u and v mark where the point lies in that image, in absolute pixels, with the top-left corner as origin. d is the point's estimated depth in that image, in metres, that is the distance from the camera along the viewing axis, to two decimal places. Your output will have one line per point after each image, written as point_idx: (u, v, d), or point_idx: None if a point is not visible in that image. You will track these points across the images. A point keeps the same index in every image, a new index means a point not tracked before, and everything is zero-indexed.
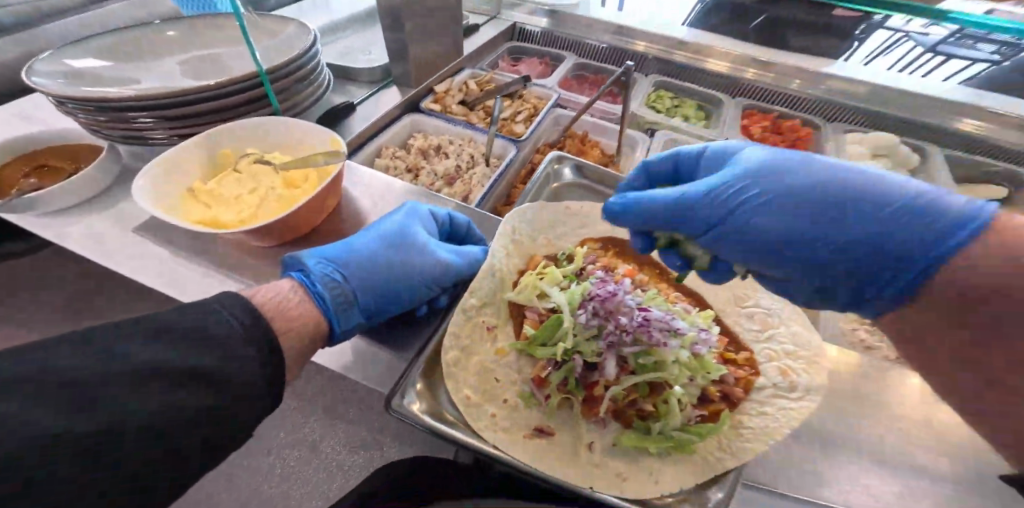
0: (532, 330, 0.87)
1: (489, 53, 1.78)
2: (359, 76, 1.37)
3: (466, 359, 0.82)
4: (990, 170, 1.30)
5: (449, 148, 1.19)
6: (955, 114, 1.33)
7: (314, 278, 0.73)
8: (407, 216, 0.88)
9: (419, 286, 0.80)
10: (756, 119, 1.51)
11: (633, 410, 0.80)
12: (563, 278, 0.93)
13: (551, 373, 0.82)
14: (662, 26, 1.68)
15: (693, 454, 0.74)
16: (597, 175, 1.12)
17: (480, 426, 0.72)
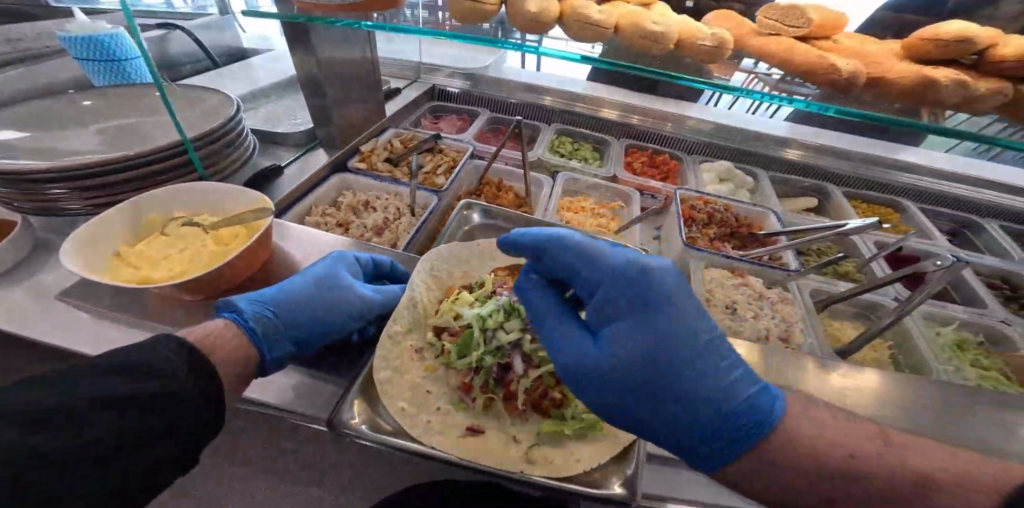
0: (453, 345, 0.99)
1: (411, 112, 1.96)
2: (284, 139, 1.47)
3: (399, 379, 0.90)
4: (803, 184, 1.81)
5: (376, 203, 1.32)
6: (781, 145, 1.76)
7: (246, 315, 0.78)
8: (335, 260, 0.99)
9: (346, 319, 0.91)
10: (637, 155, 1.83)
11: (547, 401, 0.94)
12: (475, 299, 1.07)
13: (473, 379, 0.95)
14: (563, 83, 2.01)
15: (601, 429, 0.88)
16: (503, 215, 1.29)
17: (418, 432, 0.80)
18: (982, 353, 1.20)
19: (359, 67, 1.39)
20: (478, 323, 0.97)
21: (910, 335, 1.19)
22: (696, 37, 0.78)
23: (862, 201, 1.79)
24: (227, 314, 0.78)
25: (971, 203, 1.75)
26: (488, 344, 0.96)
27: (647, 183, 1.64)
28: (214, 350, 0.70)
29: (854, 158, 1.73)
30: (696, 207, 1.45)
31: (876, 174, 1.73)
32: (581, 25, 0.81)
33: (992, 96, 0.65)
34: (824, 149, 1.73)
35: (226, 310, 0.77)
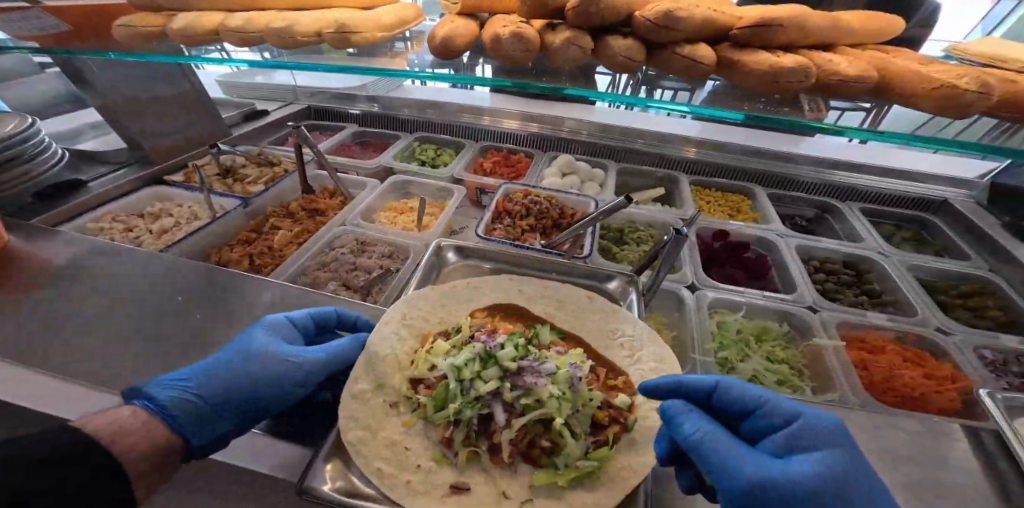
0: (428, 397, 0.70)
1: (284, 128, 1.98)
2: (108, 158, 1.49)
3: (373, 437, 0.65)
4: (672, 178, 1.79)
5: (175, 211, 1.34)
6: (681, 145, 1.78)
7: (161, 402, 0.58)
8: (260, 328, 0.72)
9: (291, 394, 0.66)
10: (492, 155, 1.85)
11: (536, 448, 0.66)
12: (452, 348, 0.76)
13: (454, 431, 0.67)
14: (429, 96, 2.08)
15: (601, 480, 0.63)
16: (480, 253, 1.03)
17: (399, 495, 0.58)
18: (780, 344, 1.14)
19: (181, 98, 1.50)
20: (453, 372, 0.68)
21: (686, 326, 1.11)
22: (324, 28, 0.87)
23: (718, 189, 1.77)
24: (139, 401, 0.58)
25: (832, 185, 1.66)
26: (466, 394, 0.67)
27: (485, 182, 1.61)
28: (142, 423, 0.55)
29: (729, 150, 1.75)
30: (513, 201, 1.43)
31: (746, 161, 1.74)
32: (232, 34, 0.89)
33: (565, 47, 0.71)
34: (716, 145, 1.76)
35: (134, 399, 0.57)
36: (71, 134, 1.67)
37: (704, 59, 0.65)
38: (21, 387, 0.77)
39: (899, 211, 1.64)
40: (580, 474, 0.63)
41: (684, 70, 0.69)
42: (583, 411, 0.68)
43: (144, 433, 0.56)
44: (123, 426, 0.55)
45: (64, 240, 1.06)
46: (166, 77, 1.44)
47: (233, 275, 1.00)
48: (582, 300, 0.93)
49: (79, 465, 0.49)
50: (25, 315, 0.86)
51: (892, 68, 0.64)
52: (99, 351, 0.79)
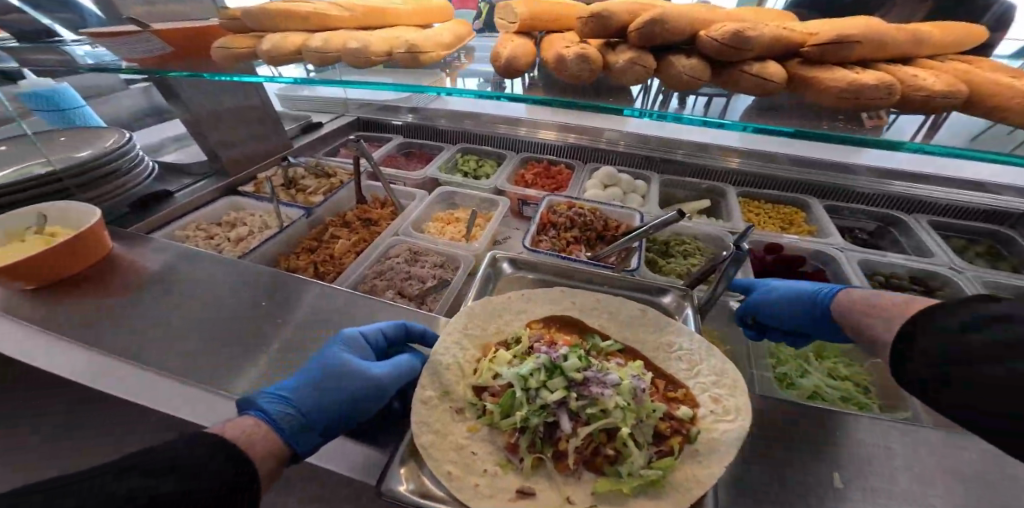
0: (494, 404, 0.74)
1: (336, 140, 2.11)
2: (189, 169, 1.65)
3: (442, 440, 0.69)
4: (717, 190, 1.79)
5: (248, 220, 1.46)
6: (724, 155, 1.72)
7: (273, 414, 0.64)
8: (339, 345, 0.77)
9: (375, 404, 0.72)
10: (534, 166, 1.90)
11: (600, 456, 0.69)
12: (514, 358, 0.79)
13: (519, 437, 0.70)
14: (471, 107, 2.15)
15: (665, 488, 0.66)
16: (533, 264, 1.06)
17: (468, 497, 0.61)
18: (842, 361, 1.11)
19: (251, 112, 1.63)
20: (519, 381, 0.71)
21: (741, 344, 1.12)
22: (396, 47, 0.94)
23: (768, 201, 1.75)
24: (254, 412, 0.64)
25: (894, 196, 1.58)
26: (532, 402, 0.70)
27: (528, 193, 1.64)
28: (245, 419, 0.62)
29: (779, 161, 1.68)
30: (557, 212, 1.46)
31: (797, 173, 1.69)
32: (312, 55, 0.97)
33: (629, 68, 0.72)
34: (765, 154, 1.68)
35: (249, 410, 0.63)
36: (155, 146, 1.85)
37: (774, 77, 0.66)
38: (135, 383, 0.87)
39: (969, 224, 1.55)
40: (645, 482, 0.66)
41: (753, 88, 0.69)
42: (647, 421, 0.71)
43: (267, 440, 0.62)
44: (248, 433, 0.61)
45: (157, 247, 1.18)
46: (239, 91, 1.57)
47: (298, 282, 1.06)
48: (635, 313, 0.95)
49: (209, 466, 0.53)
50: (135, 318, 0.97)
51: (980, 81, 0.62)
52: (197, 352, 0.89)
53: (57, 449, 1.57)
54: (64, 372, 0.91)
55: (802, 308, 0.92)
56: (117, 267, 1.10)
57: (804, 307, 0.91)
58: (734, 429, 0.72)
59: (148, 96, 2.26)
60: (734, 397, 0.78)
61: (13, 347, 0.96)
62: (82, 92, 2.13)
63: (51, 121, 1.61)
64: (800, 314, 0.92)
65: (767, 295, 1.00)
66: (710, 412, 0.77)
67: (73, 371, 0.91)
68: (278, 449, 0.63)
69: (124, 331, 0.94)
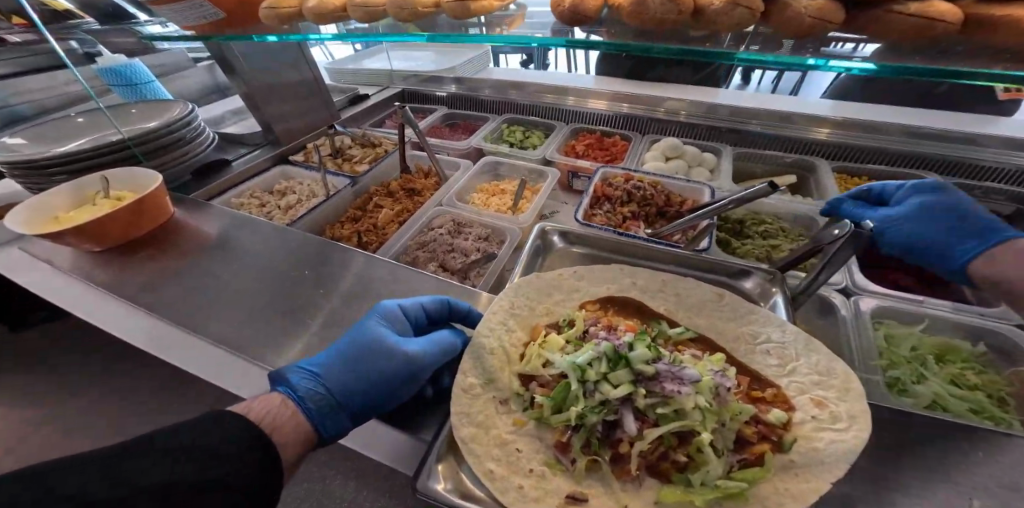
0: (544, 396, 0.65)
1: (381, 112, 2.07)
2: (245, 141, 1.69)
3: (484, 430, 0.62)
4: (804, 162, 1.53)
5: (296, 189, 1.46)
6: (814, 125, 1.49)
7: (301, 393, 0.62)
8: (373, 318, 0.72)
9: (407, 390, 0.66)
10: (585, 137, 1.74)
11: (666, 462, 0.58)
12: (567, 344, 0.70)
13: (572, 435, 0.61)
14: (518, 75, 2.01)
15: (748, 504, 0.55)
16: (588, 239, 0.95)
17: (512, 501, 0.53)
18: (971, 368, 0.90)
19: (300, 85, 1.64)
20: (574, 372, 0.62)
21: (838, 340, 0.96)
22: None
23: (871, 176, 1.48)
24: (282, 388, 0.62)
25: None
26: (588, 397, 0.60)
27: (579, 163, 1.49)
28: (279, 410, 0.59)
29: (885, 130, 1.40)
30: (614, 185, 1.32)
31: (907, 142, 1.41)
32: (363, 10, 0.90)
33: (729, 10, 0.60)
34: (868, 126, 1.43)
35: (278, 385, 0.61)
36: (217, 119, 1.93)
37: (953, 12, 0.52)
38: (189, 347, 0.87)
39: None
40: (722, 495, 0.54)
41: (909, 30, 0.55)
42: (729, 426, 0.59)
43: (294, 421, 0.60)
44: (276, 416, 0.59)
45: (214, 214, 1.21)
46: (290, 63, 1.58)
47: (342, 252, 1.03)
48: (709, 298, 0.82)
49: (243, 457, 0.51)
50: (193, 284, 0.98)
51: None
52: (249, 321, 0.88)
53: (138, 397, 1.72)
54: (122, 334, 0.92)
55: (942, 251, 0.92)
56: (179, 231, 1.14)
57: (944, 249, 0.91)
58: (843, 441, 0.59)
59: (211, 73, 2.36)
60: (846, 403, 0.65)
61: (82, 307, 0.99)
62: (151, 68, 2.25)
63: (127, 96, 1.68)
64: (938, 254, 0.92)
65: (908, 230, 0.95)
66: (810, 418, 0.64)
67: (133, 334, 0.92)
68: (306, 433, 0.60)
69: (183, 296, 0.95)
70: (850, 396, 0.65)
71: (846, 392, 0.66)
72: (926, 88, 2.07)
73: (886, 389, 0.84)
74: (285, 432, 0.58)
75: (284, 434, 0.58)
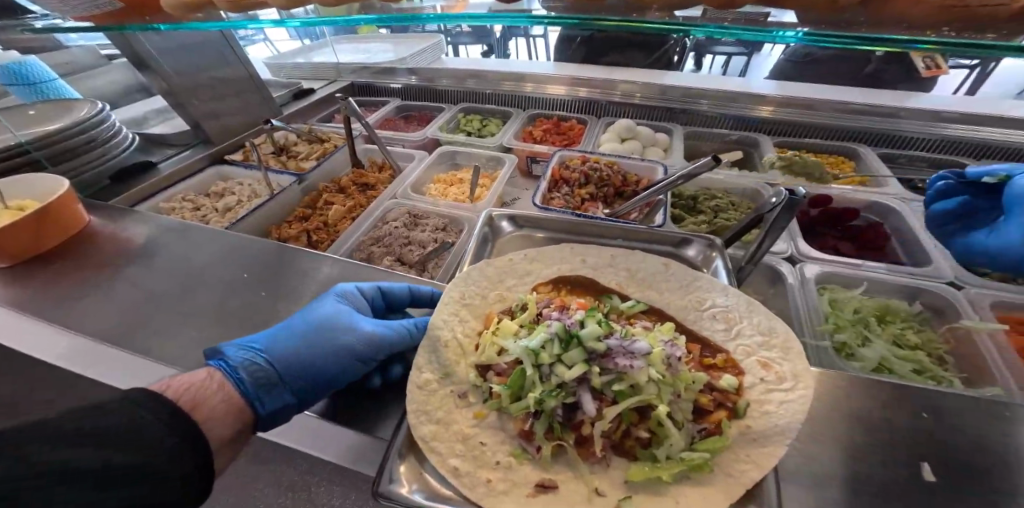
0: (503, 385, 0.63)
1: (328, 106, 1.97)
2: (174, 141, 1.56)
3: (441, 426, 0.59)
4: (749, 138, 1.60)
5: (236, 190, 1.37)
6: (753, 102, 1.56)
7: (234, 362, 0.59)
8: (329, 297, 0.72)
9: (355, 367, 0.64)
10: (542, 123, 1.72)
11: (631, 440, 0.58)
12: (522, 329, 0.68)
13: (534, 423, 0.59)
14: (472, 64, 1.97)
15: (713, 473, 0.55)
16: (543, 221, 0.93)
17: (478, 495, 0.52)
18: (910, 327, 0.97)
19: None
20: (529, 357, 0.60)
21: (787, 306, 1.01)
22: None
23: (811, 151, 1.57)
24: (215, 362, 0.59)
25: (964, 142, 1.34)
26: (546, 381, 0.59)
27: (536, 149, 1.49)
28: (205, 400, 0.53)
29: (814, 106, 1.50)
30: (570, 168, 1.33)
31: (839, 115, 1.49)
32: None
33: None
34: (801, 102, 1.50)
35: (211, 358, 0.58)
36: (139, 120, 1.77)
37: None
38: (122, 365, 0.79)
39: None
40: (687, 467, 0.55)
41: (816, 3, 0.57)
42: (685, 397, 0.59)
43: (220, 396, 0.55)
44: (202, 390, 0.54)
45: (137, 221, 1.10)
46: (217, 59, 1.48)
47: (283, 252, 0.97)
48: (658, 270, 0.83)
49: (185, 448, 0.47)
50: (119, 293, 0.89)
51: None
52: (187, 332, 0.80)
53: None
54: (42, 353, 0.82)
55: None
56: (97, 239, 1.03)
57: None
58: (791, 399, 0.61)
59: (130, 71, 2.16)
60: (789, 362, 0.67)
61: None
62: (58, 64, 2.02)
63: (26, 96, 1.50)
64: None
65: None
66: (759, 380, 0.66)
67: (54, 353, 0.82)
68: (236, 405, 0.56)
69: (104, 309, 0.86)
70: (795, 358, 0.67)
71: (791, 353, 0.68)
72: (859, 69, 2.21)
73: (834, 352, 0.89)
74: (207, 408, 0.53)
75: (206, 412, 0.52)
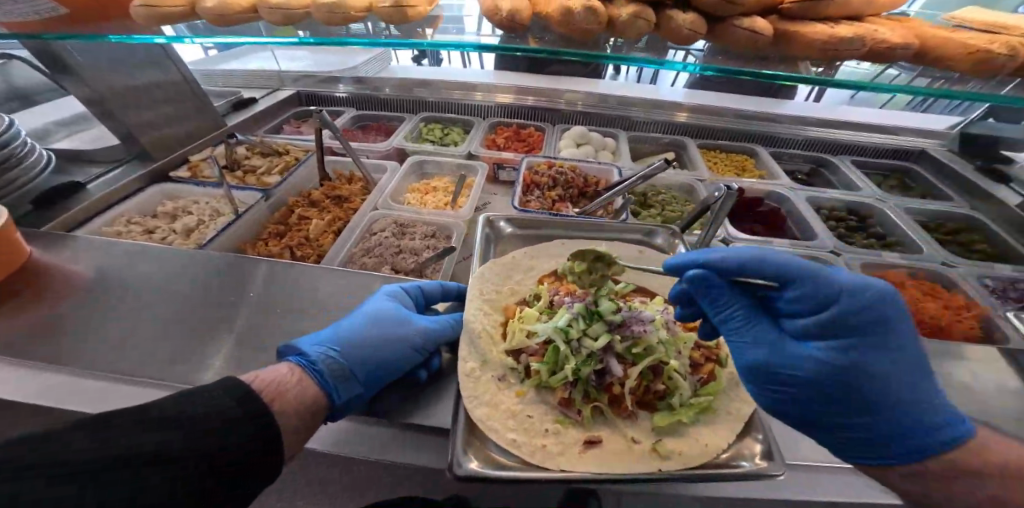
0: (538, 363, 0.73)
1: (274, 117, 1.87)
2: (98, 157, 1.39)
3: (491, 407, 0.66)
4: (678, 141, 1.87)
5: (194, 208, 1.28)
6: (678, 111, 1.83)
7: (312, 358, 0.64)
8: (381, 297, 0.78)
9: (414, 356, 0.70)
10: (502, 131, 1.83)
11: (650, 395, 0.70)
12: (543, 314, 0.80)
13: (572, 392, 0.70)
14: (425, 75, 2.01)
15: (718, 413, 0.68)
16: (534, 221, 1.03)
17: (539, 457, 0.60)
18: None
19: (173, 89, 1.40)
20: (560, 335, 0.71)
21: None
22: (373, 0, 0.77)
23: (720, 150, 1.86)
24: (292, 359, 0.63)
25: (821, 141, 1.77)
26: (577, 353, 0.70)
27: (503, 156, 1.61)
28: (285, 393, 0.58)
29: (724, 115, 1.82)
30: (539, 173, 1.46)
31: (745, 121, 1.82)
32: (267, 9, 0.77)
33: (633, 21, 0.73)
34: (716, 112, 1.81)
35: (289, 356, 0.63)
36: (39, 133, 1.53)
37: (765, 31, 0.72)
38: (119, 394, 0.74)
39: (886, 162, 1.77)
40: (698, 409, 0.68)
41: (743, 43, 0.76)
42: (683, 353, 0.75)
43: (298, 389, 0.60)
44: (281, 384, 0.59)
45: (89, 248, 0.99)
46: (153, 64, 1.33)
47: (282, 268, 0.96)
48: (636, 256, 0.99)
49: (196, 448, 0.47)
50: (102, 320, 0.83)
51: (928, 34, 0.71)
52: (200, 353, 0.78)
53: None
54: (9, 395, 0.74)
55: None
56: (42, 271, 0.92)
57: None
58: None
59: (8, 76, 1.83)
60: None
61: None
62: None
63: None
64: None
65: None
66: None
67: (28, 393, 0.75)
68: (314, 395, 0.61)
69: (87, 338, 0.80)
70: None
71: None
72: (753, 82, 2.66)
73: None
74: (286, 400, 0.57)
75: (283, 404, 0.57)
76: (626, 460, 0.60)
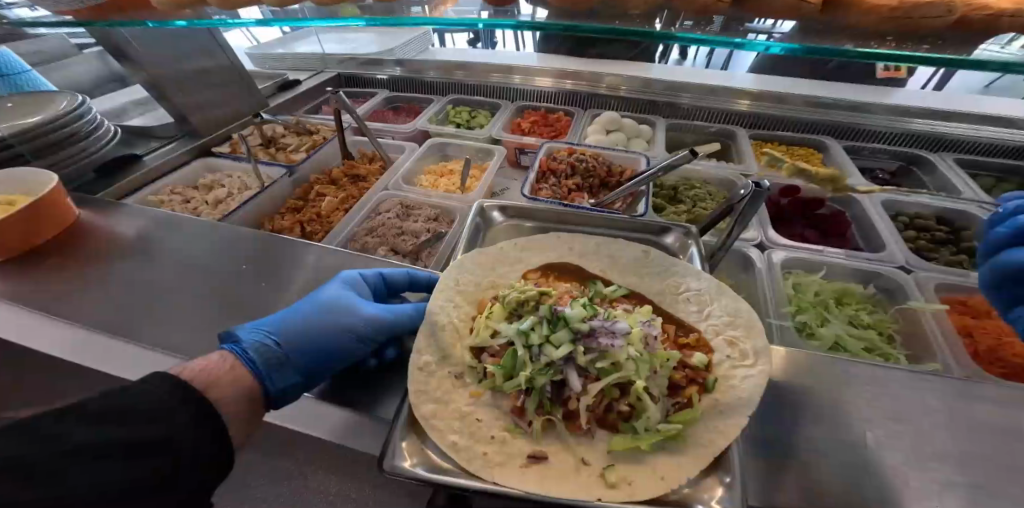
0: (495, 365, 0.68)
1: (314, 98, 1.96)
2: (157, 133, 1.54)
3: (439, 405, 0.63)
4: (726, 130, 1.66)
5: (225, 182, 1.37)
6: (732, 97, 1.62)
7: (246, 345, 0.64)
8: (335, 283, 0.77)
9: (358, 347, 0.69)
10: (529, 115, 1.75)
11: (613, 414, 0.63)
12: (512, 313, 0.74)
13: (526, 399, 0.65)
14: (459, 57, 1.97)
15: (687, 444, 0.59)
16: (532, 211, 0.97)
17: (474, 465, 0.56)
18: (865, 308, 1.07)
19: (219, 71, 1.51)
20: (520, 338, 0.66)
21: (757, 289, 1.07)
22: None
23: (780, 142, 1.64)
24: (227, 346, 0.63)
25: (914, 133, 1.47)
26: (536, 360, 0.64)
27: (524, 141, 1.53)
28: (219, 378, 0.58)
29: (789, 101, 1.57)
30: (557, 160, 1.37)
31: (813, 108, 1.56)
32: None
33: None
34: (779, 97, 1.57)
35: (224, 343, 0.63)
36: (117, 111, 1.73)
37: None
38: (123, 352, 0.81)
39: (1000, 160, 1.42)
40: (664, 438, 0.60)
41: (781, 10, 0.62)
42: (661, 372, 0.65)
43: (232, 374, 0.60)
44: (214, 371, 0.59)
45: (128, 214, 1.10)
46: (201, 46, 1.43)
47: (278, 244, 1.00)
48: (636, 257, 0.89)
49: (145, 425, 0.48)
50: (124, 288, 0.91)
51: None
52: (189, 321, 0.83)
53: None
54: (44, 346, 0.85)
55: None
56: (87, 234, 1.04)
57: None
58: (753, 374, 0.68)
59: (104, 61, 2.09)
60: (751, 339, 0.74)
61: None
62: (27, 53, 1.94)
63: None
64: None
65: None
66: (727, 357, 0.73)
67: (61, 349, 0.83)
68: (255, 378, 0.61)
69: (104, 300, 0.88)
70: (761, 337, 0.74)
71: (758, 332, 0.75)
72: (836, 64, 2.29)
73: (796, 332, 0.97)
74: (221, 382, 0.58)
75: (220, 390, 0.57)
76: (565, 482, 0.55)
